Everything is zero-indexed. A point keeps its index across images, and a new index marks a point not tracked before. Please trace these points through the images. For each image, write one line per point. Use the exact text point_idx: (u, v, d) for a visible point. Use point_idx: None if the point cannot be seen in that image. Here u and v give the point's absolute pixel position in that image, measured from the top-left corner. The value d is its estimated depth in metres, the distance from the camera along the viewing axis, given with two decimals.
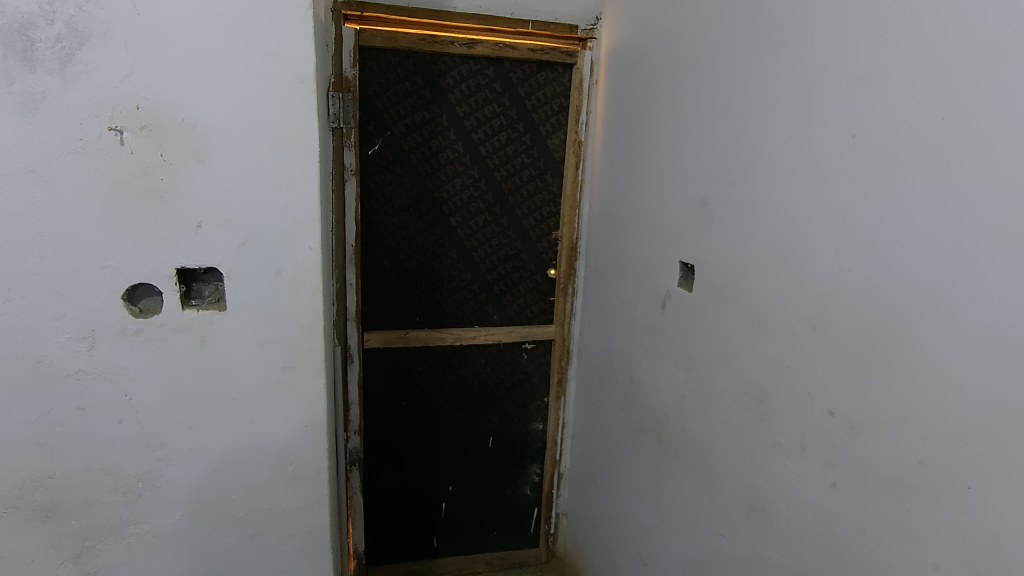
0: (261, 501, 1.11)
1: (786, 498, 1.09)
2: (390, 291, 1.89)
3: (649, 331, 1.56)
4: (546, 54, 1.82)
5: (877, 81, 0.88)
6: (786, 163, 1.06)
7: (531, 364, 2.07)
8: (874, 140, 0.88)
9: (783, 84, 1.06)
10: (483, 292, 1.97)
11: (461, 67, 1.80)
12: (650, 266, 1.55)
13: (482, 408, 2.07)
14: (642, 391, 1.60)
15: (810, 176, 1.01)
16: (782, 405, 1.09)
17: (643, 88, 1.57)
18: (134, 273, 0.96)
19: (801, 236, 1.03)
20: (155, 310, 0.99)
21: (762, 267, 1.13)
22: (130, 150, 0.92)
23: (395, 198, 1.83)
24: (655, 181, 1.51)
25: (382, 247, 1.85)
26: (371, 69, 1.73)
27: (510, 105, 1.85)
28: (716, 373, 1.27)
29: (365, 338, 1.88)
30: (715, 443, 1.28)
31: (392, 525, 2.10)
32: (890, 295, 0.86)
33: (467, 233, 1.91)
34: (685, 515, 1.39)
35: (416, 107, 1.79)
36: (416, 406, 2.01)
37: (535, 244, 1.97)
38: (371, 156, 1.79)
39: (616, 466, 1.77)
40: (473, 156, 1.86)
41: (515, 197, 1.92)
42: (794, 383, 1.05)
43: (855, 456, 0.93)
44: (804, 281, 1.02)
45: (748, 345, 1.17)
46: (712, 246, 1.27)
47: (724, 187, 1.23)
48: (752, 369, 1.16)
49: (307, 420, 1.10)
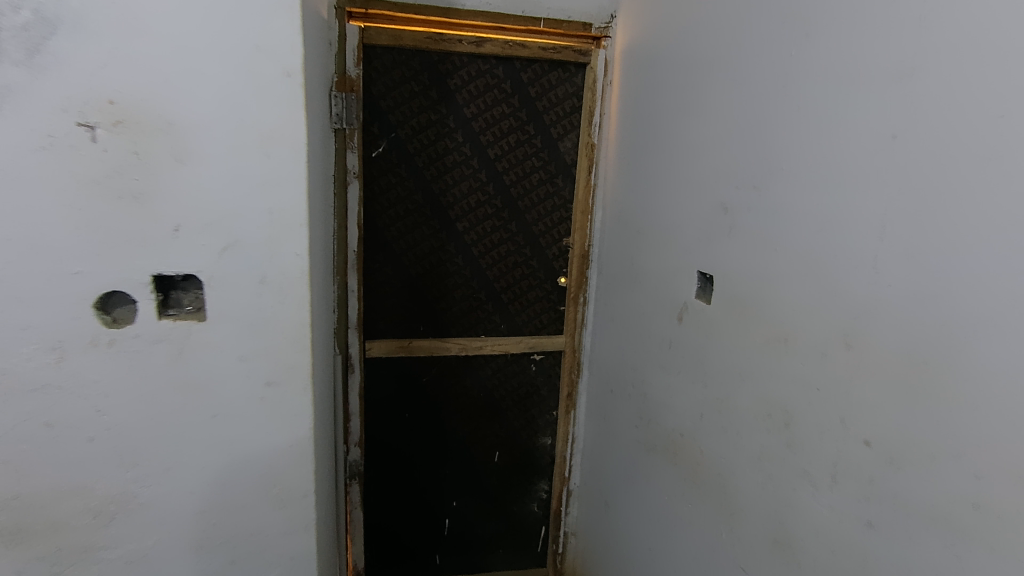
0: (244, 526, 1.01)
1: (815, 533, 0.99)
2: (394, 298, 1.82)
3: (665, 345, 1.48)
4: (559, 53, 1.74)
5: (924, 73, 0.79)
6: (817, 166, 0.97)
7: (539, 376, 1.99)
8: (923, 136, 0.79)
9: (814, 80, 0.98)
10: (491, 300, 1.89)
11: (470, 66, 1.72)
12: (666, 274, 1.47)
13: (489, 421, 1.99)
14: (657, 408, 1.52)
15: (844, 179, 0.92)
16: (811, 431, 1.00)
17: (660, 87, 1.49)
18: (106, 280, 0.85)
19: (832, 247, 0.94)
20: (130, 320, 0.88)
21: (789, 278, 1.04)
22: (102, 148, 0.82)
23: (399, 202, 1.76)
24: (672, 185, 1.43)
25: (386, 254, 1.78)
26: (376, 68, 1.66)
27: (521, 106, 1.78)
28: (738, 393, 1.19)
29: (367, 347, 1.81)
30: (735, 467, 1.20)
31: (394, 541, 2.02)
32: (938, 314, 0.77)
33: (474, 239, 1.84)
34: (701, 543, 1.30)
35: (423, 108, 1.72)
36: (420, 418, 1.93)
37: (545, 251, 1.89)
38: (376, 158, 1.72)
39: (628, 485, 1.68)
40: (480, 158, 1.79)
41: (525, 202, 1.84)
42: (825, 406, 0.97)
43: (893, 491, 0.84)
44: (836, 295, 0.94)
45: (774, 364, 1.09)
46: (735, 254, 1.20)
47: (747, 192, 1.15)
48: (777, 389, 1.08)
49: (293, 439, 1.00)
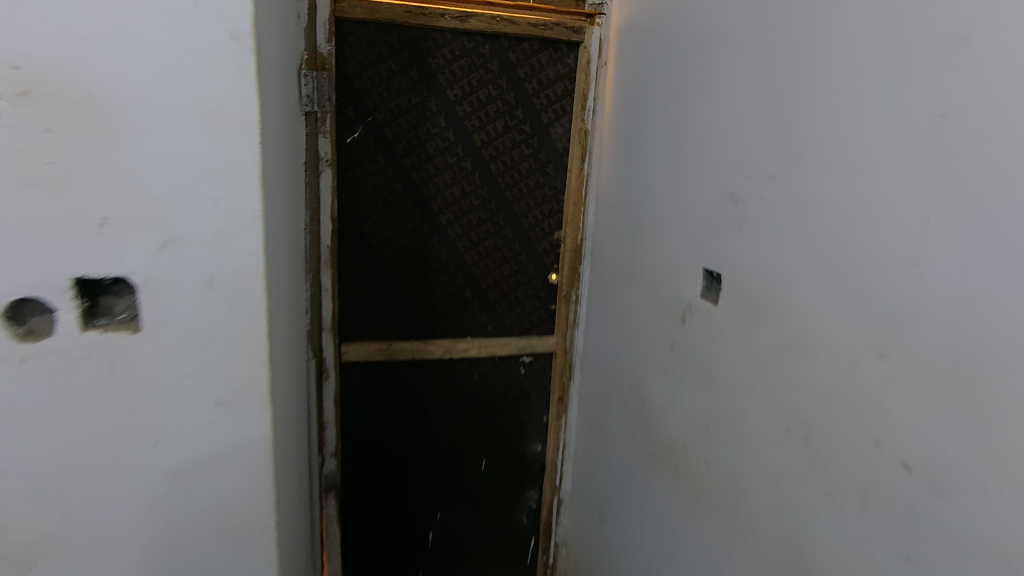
0: (194, 566, 0.88)
1: (842, 563, 0.89)
2: (372, 297, 1.68)
3: (666, 348, 1.37)
4: (550, 30, 1.61)
5: (980, 40, 0.68)
6: (846, 153, 0.86)
7: (529, 379, 1.87)
8: (978, 113, 0.68)
9: (843, 54, 0.87)
10: (477, 298, 1.76)
11: (454, 44, 1.58)
12: (667, 272, 1.36)
13: (475, 428, 1.87)
14: (657, 415, 1.41)
15: (879, 167, 0.81)
16: (838, 448, 0.89)
17: (661, 67, 1.37)
18: (16, 283, 0.71)
19: (865, 245, 0.84)
20: (47, 332, 0.74)
21: (812, 279, 0.94)
22: (5, 123, 0.67)
23: (377, 192, 1.62)
24: (674, 174, 1.31)
25: (363, 249, 1.64)
26: (350, 45, 1.52)
27: (509, 89, 1.64)
28: (751, 403, 1.09)
29: (343, 350, 1.67)
30: (747, 483, 1.10)
31: (375, 557, 1.89)
32: (997, 321, 0.67)
33: (459, 233, 1.71)
34: (707, 564, 1.20)
35: (402, 89, 1.58)
36: (401, 426, 1.80)
37: (535, 246, 1.77)
38: (351, 144, 1.57)
39: (624, 496, 1.58)
40: (465, 145, 1.65)
41: (513, 192, 1.72)
42: (854, 422, 0.87)
43: (940, 522, 0.74)
44: (869, 299, 0.83)
45: (792, 373, 0.98)
46: (747, 251, 1.09)
47: (761, 182, 1.04)
48: (797, 400, 0.97)
49: (250, 466, 0.87)
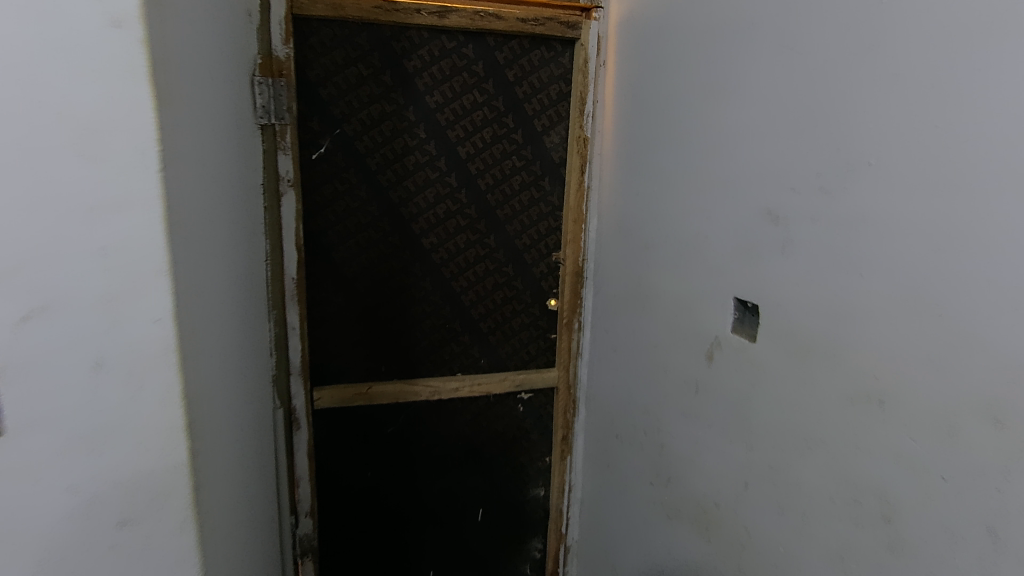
0: None
1: None
2: (348, 334, 1.47)
3: (689, 388, 1.18)
4: (542, 26, 1.42)
5: None
6: (932, 164, 0.68)
7: (528, 418, 1.67)
8: None
9: (924, 37, 0.68)
10: (467, 331, 1.56)
11: (432, 43, 1.39)
12: (688, 299, 1.17)
13: (469, 474, 1.66)
14: (680, 465, 1.22)
15: (981, 182, 0.63)
16: (933, 536, 0.70)
17: (673, 64, 1.18)
18: None
19: (963, 283, 0.65)
20: None
21: (885, 321, 0.75)
22: None
23: (349, 215, 1.42)
24: (693, 187, 1.13)
25: (335, 280, 1.44)
26: (313, 47, 1.32)
27: (496, 93, 1.45)
28: (804, 464, 0.89)
29: (315, 397, 1.46)
30: (803, 561, 0.90)
31: None
32: None
33: (445, 257, 1.51)
34: None
35: (374, 97, 1.38)
36: (384, 477, 1.59)
37: (531, 269, 1.57)
38: (317, 161, 1.37)
39: (642, 554, 1.38)
40: (449, 158, 1.46)
41: (505, 210, 1.52)
42: (955, 507, 0.68)
43: None
44: (973, 353, 0.65)
45: (862, 434, 0.79)
46: (793, 282, 0.90)
47: (809, 198, 0.85)
48: (870, 467, 0.78)
49: None
